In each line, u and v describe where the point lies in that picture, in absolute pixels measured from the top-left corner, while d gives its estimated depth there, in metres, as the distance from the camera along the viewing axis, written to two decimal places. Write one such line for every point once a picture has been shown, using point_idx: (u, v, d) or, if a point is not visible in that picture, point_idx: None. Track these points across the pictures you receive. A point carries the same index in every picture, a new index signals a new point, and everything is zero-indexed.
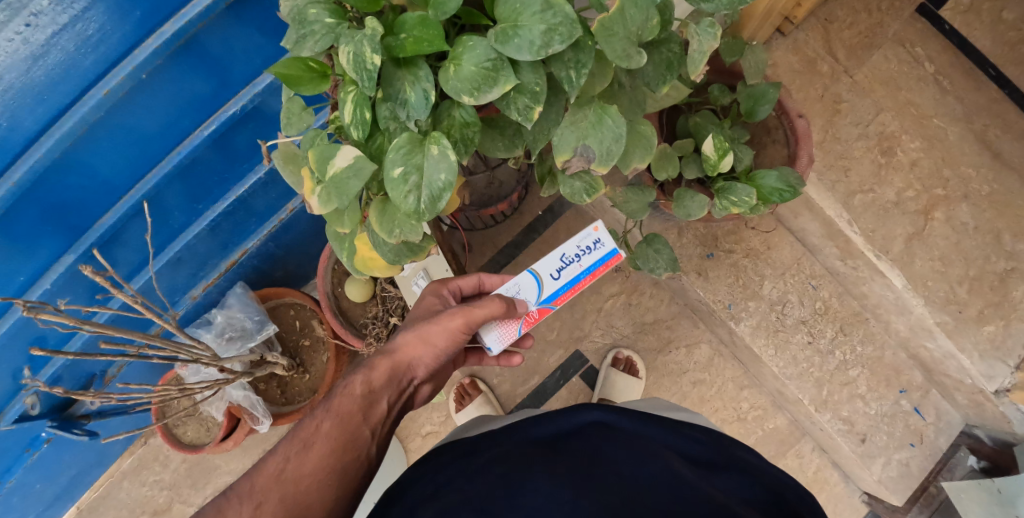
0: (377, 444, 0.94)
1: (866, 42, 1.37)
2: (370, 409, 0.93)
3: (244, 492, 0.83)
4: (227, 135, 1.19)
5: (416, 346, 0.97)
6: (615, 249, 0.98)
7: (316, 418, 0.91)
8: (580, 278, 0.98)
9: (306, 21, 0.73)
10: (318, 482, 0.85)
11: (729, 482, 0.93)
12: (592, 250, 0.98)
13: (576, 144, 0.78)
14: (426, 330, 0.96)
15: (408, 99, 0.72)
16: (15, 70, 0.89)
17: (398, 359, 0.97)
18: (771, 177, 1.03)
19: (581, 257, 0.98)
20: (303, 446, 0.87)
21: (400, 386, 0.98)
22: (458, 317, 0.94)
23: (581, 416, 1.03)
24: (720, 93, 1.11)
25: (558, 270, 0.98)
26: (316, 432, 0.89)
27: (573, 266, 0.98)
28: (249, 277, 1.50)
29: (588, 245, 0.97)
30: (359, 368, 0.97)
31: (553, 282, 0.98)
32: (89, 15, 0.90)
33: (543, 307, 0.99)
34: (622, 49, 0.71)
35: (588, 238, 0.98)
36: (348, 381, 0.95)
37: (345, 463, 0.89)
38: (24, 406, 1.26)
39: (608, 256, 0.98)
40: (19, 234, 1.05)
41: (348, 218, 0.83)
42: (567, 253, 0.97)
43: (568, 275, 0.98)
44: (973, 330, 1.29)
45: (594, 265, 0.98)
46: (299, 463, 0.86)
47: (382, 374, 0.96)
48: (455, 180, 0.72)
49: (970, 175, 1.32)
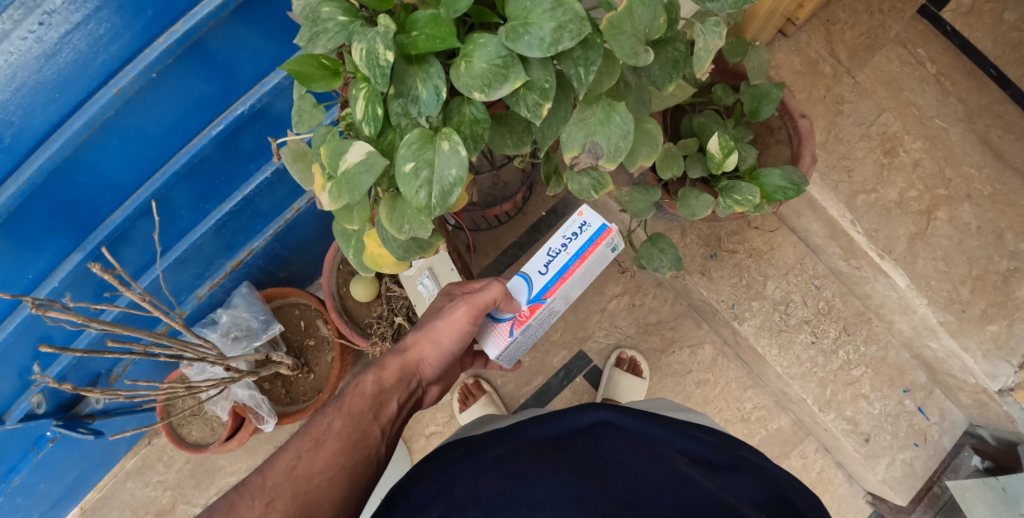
0: (387, 442, 0.94)
1: (869, 43, 1.38)
2: (380, 409, 0.94)
3: (256, 488, 0.83)
4: (234, 135, 1.20)
5: (425, 346, 0.98)
6: (604, 225, 0.91)
7: (327, 417, 0.92)
8: (571, 265, 0.91)
9: (319, 18, 0.74)
10: (329, 479, 0.86)
11: (735, 484, 0.94)
12: (580, 234, 0.91)
13: (584, 141, 0.78)
14: (432, 330, 0.96)
15: (419, 95, 0.73)
16: (27, 68, 0.90)
17: (408, 360, 0.97)
18: (775, 176, 1.04)
19: (568, 244, 0.92)
20: (314, 443, 0.88)
21: (409, 387, 0.98)
22: (462, 306, 0.95)
23: (586, 416, 1.02)
24: (724, 93, 1.12)
25: (544, 264, 0.92)
26: (327, 430, 0.90)
27: (562, 256, 0.92)
28: (254, 277, 1.50)
29: (573, 230, 0.91)
30: (369, 368, 0.97)
31: (542, 277, 0.91)
32: (100, 15, 0.91)
33: (534, 304, 0.92)
34: (630, 47, 0.72)
35: (574, 224, 0.92)
36: (359, 380, 0.96)
37: (356, 460, 0.89)
38: (31, 405, 1.28)
39: (597, 234, 0.91)
40: (28, 232, 1.06)
41: (357, 214, 0.84)
42: (552, 246, 0.92)
43: (557, 265, 0.91)
44: (976, 330, 1.28)
45: (584, 248, 0.91)
46: (310, 461, 0.86)
47: (392, 375, 0.96)
48: (466, 175, 0.73)
49: (973, 175, 1.32)
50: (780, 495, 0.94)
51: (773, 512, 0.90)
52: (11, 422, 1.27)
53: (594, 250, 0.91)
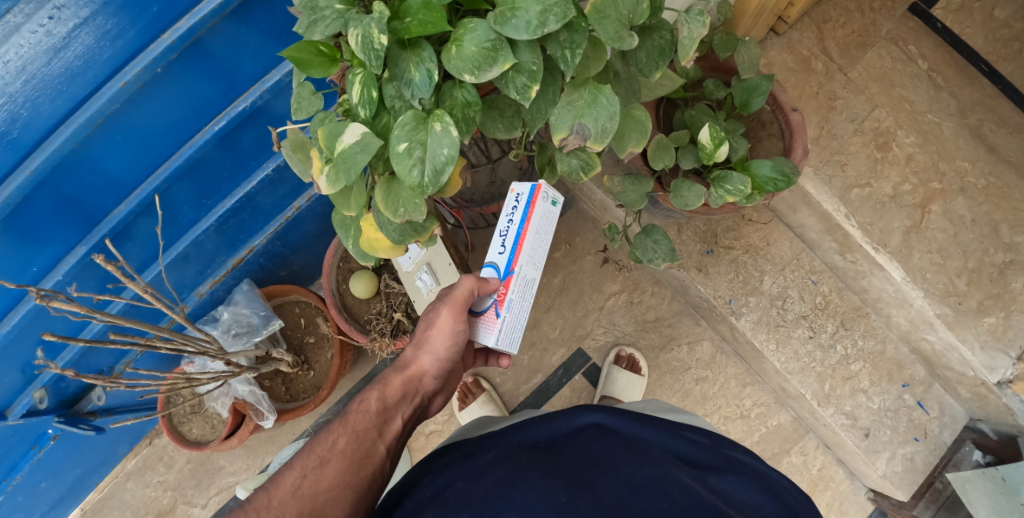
0: (392, 459, 0.95)
1: (860, 41, 1.40)
2: (385, 426, 0.94)
3: (262, 507, 0.83)
4: (235, 132, 1.22)
5: (425, 359, 0.99)
6: (531, 185, 0.93)
7: (332, 434, 0.92)
8: (520, 230, 0.94)
9: (317, 7, 0.76)
10: (335, 498, 0.86)
11: (729, 487, 0.92)
12: (518, 203, 0.94)
13: (572, 123, 0.81)
14: (433, 343, 0.97)
15: (412, 79, 0.76)
16: (38, 61, 0.93)
17: (410, 374, 0.99)
18: (766, 166, 1.05)
19: (511, 217, 0.95)
20: (319, 461, 0.88)
21: (414, 401, 0.99)
22: (444, 308, 0.95)
23: (580, 418, 0.99)
24: (715, 87, 1.14)
25: (501, 244, 0.95)
26: (332, 448, 0.90)
27: (509, 229, 0.95)
28: (254, 276, 1.52)
29: (511, 204, 0.95)
30: (373, 385, 0.98)
31: (499, 254, 0.95)
32: (108, 10, 0.94)
33: (506, 279, 0.94)
34: (615, 31, 0.74)
35: (509, 200, 0.95)
36: (363, 398, 0.96)
37: (361, 478, 0.89)
38: (33, 400, 1.29)
39: (532, 196, 0.94)
40: (34, 225, 1.08)
41: (355, 199, 0.85)
42: (499, 228, 0.95)
43: (510, 240, 0.94)
44: (973, 322, 1.28)
45: (526, 212, 0.94)
46: (315, 479, 0.86)
47: (395, 390, 0.97)
48: (457, 154, 0.75)
49: (966, 168, 1.33)
50: (773, 497, 0.93)
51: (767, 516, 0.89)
52: (13, 418, 1.28)
53: (535, 208, 0.94)
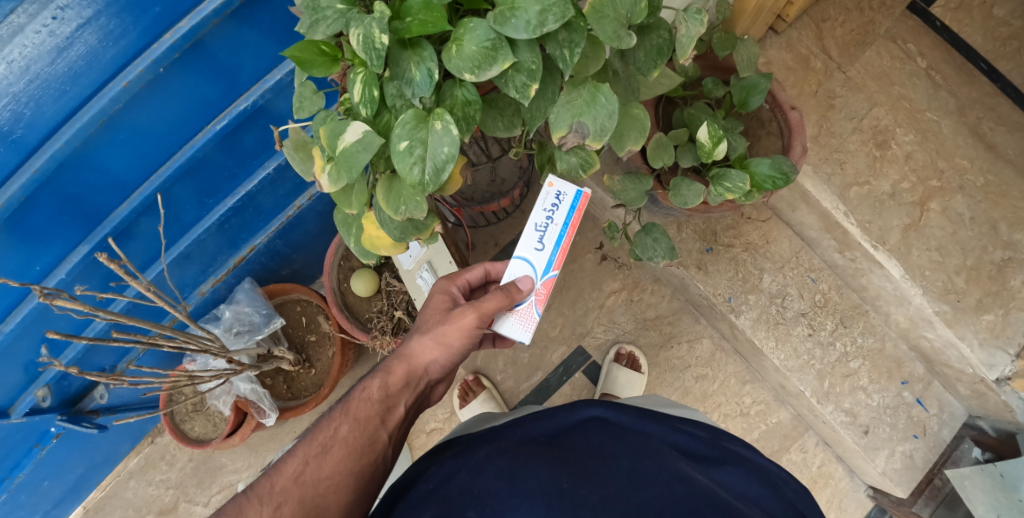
0: (394, 446, 0.94)
1: (859, 39, 1.40)
2: (387, 414, 0.94)
3: (264, 493, 0.85)
4: (236, 131, 1.23)
5: (431, 352, 0.97)
6: (578, 190, 0.95)
7: (334, 422, 0.92)
8: (564, 235, 0.96)
9: (319, 7, 0.77)
10: (337, 485, 0.87)
11: (727, 478, 0.92)
12: (561, 204, 0.95)
13: (572, 121, 0.81)
14: (442, 334, 0.96)
15: (412, 78, 0.76)
16: (40, 61, 0.94)
17: (415, 363, 0.97)
18: (764, 165, 1.05)
19: (552, 217, 0.96)
20: (321, 449, 0.89)
21: (416, 390, 0.98)
22: (474, 320, 0.94)
23: (580, 412, 0.99)
24: (713, 86, 1.14)
25: (540, 240, 0.95)
26: (334, 436, 0.90)
27: (550, 229, 0.96)
28: (257, 274, 1.53)
29: (552, 203, 0.95)
30: (375, 373, 0.97)
31: (539, 253, 0.95)
32: (109, 11, 0.95)
33: (546, 280, 0.95)
34: (613, 30, 0.75)
35: (549, 196, 0.95)
36: (365, 385, 0.96)
37: (363, 465, 0.89)
38: (36, 398, 1.30)
39: (576, 200, 0.95)
40: (37, 224, 1.09)
41: (356, 198, 0.86)
42: (537, 222, 0.95)
43: (551, 238, 0.96)
44: (972, 319, 1.28)
45: (569, 216, 0.95)
46: (317, 466, 0.87)
47: (399, 379, 0.96)
48: (458, 152, 0.76)
49: (965, 166, 1.33)
50: (772, 489, 0.93)
51: (766, 507, 0.89)
52: (15, 416, 1.29)
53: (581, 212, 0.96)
